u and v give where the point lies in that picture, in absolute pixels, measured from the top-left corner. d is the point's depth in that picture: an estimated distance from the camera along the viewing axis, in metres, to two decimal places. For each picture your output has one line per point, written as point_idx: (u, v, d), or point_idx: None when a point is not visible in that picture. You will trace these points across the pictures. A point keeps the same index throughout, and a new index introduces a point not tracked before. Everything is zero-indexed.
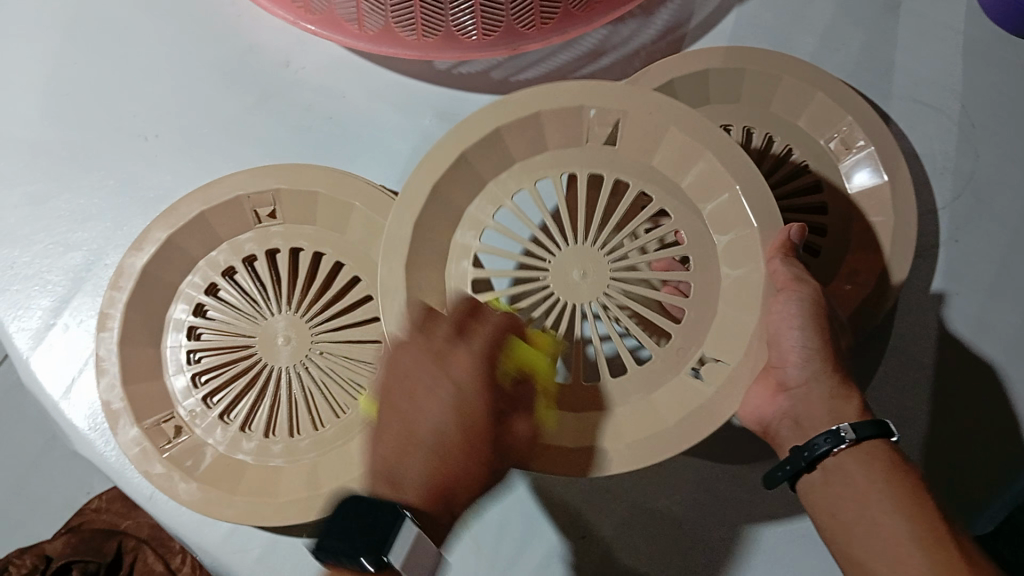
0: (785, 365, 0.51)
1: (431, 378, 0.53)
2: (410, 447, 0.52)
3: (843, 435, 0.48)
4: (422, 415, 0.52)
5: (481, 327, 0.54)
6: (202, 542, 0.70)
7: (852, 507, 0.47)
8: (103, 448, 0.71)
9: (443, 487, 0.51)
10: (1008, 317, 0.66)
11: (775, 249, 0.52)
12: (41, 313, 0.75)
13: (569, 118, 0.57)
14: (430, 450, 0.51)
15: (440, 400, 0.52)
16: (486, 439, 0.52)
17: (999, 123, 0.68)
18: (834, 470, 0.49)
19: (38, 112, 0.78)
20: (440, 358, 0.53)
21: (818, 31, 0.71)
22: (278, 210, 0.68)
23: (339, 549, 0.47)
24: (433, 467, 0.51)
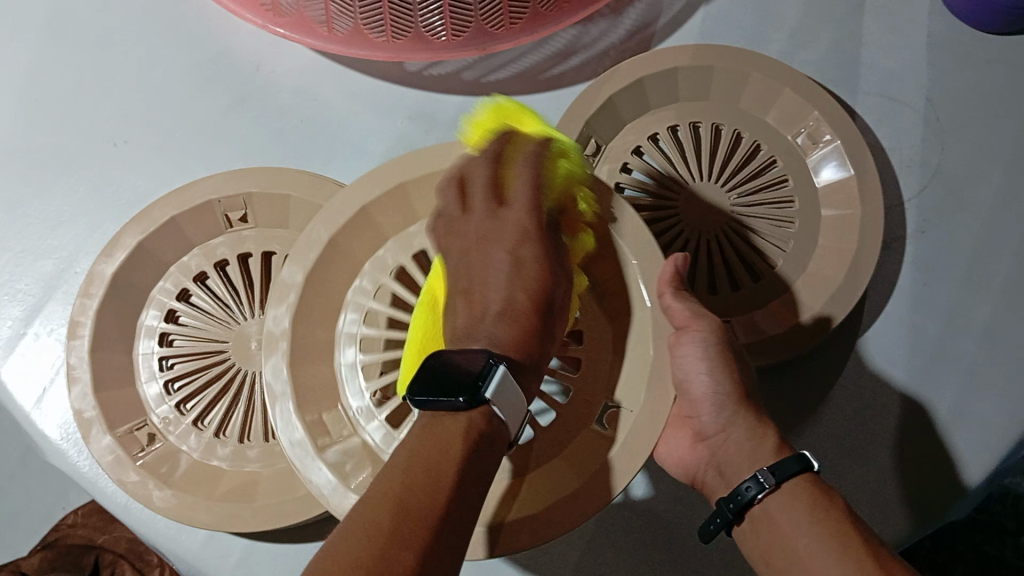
0: (702, 413, 0.55)
1: (492, 250, 0.50)
2: (473, 315, 0.49)
3: (763, 480, 0.50)
4: (482, 286, 0.50)
5: (522, 183, 0.51)
6: (178, 550, 0.69)
7: (782, 553, 0.49)
8: (76, 458, 0.70)
9: (524, 341, 0.48)
10: (976, 307, 0.67)
11: (662, 281, 0.52)
12: (12, 322, 0.74)
13: (437, 184, 0.57)
14: (497, 311, 0.48)
15: (502, 260, 0.50)
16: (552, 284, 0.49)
17: (965, 117, 0.69)
18: (760, 517, 0.50)
19: (7, 120, 0.77)
20: (489, 222, 0.51)
21: (785, 29, 0.72)
22: (250, 214, 0.67)
23: (434, 383, 0.43)
24: (505, 326, 0.48)
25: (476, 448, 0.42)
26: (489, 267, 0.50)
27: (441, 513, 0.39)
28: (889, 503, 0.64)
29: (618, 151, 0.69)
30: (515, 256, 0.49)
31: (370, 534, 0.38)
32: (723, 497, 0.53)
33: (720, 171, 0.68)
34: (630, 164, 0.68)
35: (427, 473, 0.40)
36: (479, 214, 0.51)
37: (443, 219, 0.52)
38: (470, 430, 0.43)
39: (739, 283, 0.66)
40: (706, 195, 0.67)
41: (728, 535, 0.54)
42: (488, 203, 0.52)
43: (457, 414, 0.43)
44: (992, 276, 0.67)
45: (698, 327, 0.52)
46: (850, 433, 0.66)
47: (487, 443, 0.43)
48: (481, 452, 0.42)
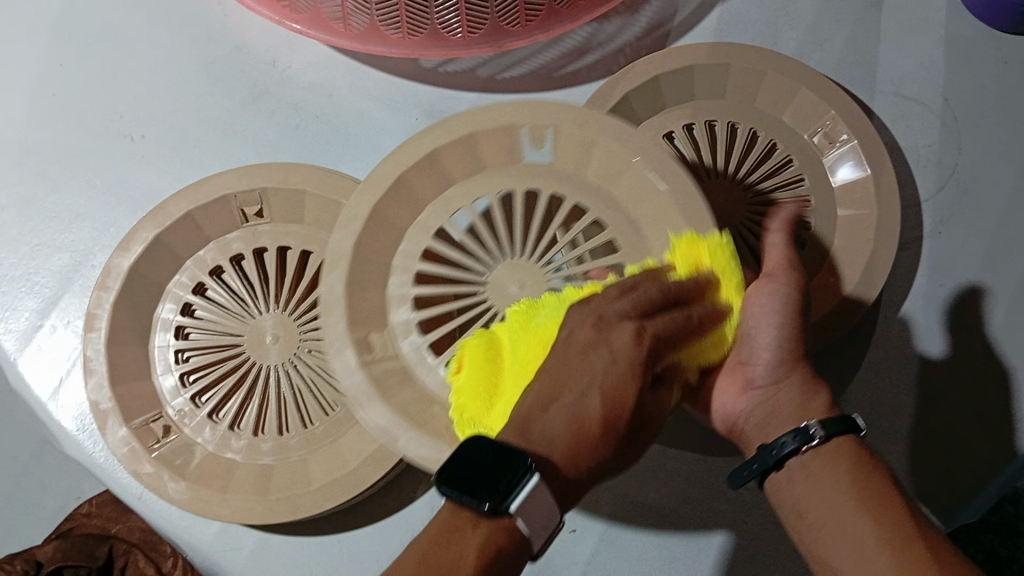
0: (754, 361, 0.52)
1: (580, 343, 0.49)
2: (549, 406, 0.48)
3: (810, 434, 0.48)
4: (556, 378, 0.49)
5: (663, 314, 0.50)
6: (194, 540, 0.71)
7: (816, 504, 0.48)
8: (92, 448, 0.72)
9: (575, 456, 0.47)
10: (992, 307, 0.66)
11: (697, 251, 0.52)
12: (29, 314, 0.75)
13: (501, 139, 0.58)
14: (568, 406, 0.48)
15: (608, 359, 0.48)
16: (624, 413, 0.48)
17: (982, 116, 0.69)
18: (800, 469, 0.49)
19: (25, 114, 0.77)
20: (595, 324, 0.49)
21: (802, 27, 0.72)
22: (266, 209, 0.68)
23: (466, 479, 0.44)
24: (568, 432, 0.47)
25: (490, 557, 0.43)
26: (584, 359, 0.49)
27: None
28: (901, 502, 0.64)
29: None
30: (613, 363, 0.48)
31: None
32: (762, 444, 0.51)
33: (737, 169, 0.68)
34: None
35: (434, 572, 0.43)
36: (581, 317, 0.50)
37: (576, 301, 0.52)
38: (489, 539, 0.44)
39: None
40: (726, 189, 0.67)
41: (759, 486, 0.52)
42: (635, 312, 0.49)
43: (478, 520, 0.44)
44: (1007, 277, 0.67)
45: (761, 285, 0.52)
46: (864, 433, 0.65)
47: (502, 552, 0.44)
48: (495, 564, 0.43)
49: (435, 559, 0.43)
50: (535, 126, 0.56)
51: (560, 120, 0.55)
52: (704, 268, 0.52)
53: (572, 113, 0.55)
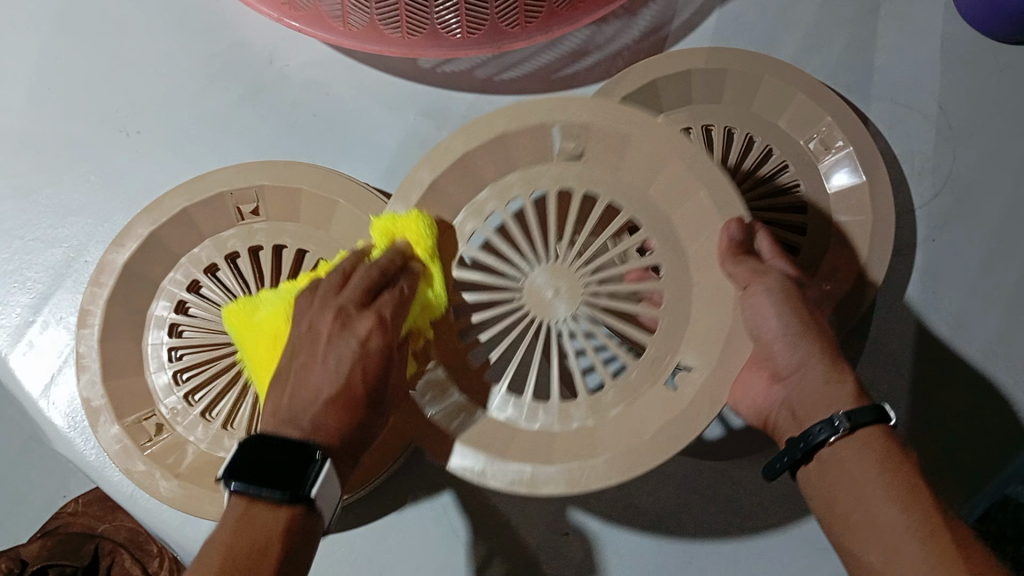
0: (773, 356, 0.52)
1: (324, 337, 0.51)
2: (307, 403, 0.49)
3: (836, 424, 0.48)
4: (313, 368, 0.51)
5: (387, 294, 0.53)
6: (184, 539, 0.70)
7: (845, 492, 0.47)
8: (83, 446, 0.71)
9: (344, 434, 0.49)
10: (984, 314, 0.67)
11: (722, 251, 0.52)
12: (21, 310, 0.74)
13: (536, 138, 0.56)
14: (324, 390, 0.50)
15: (342, 349, 0.50)
16: (377, 390, 0.51)
17: (976, 125, 0.70)
18: (829, 459, 0.49)
19: (19, 107, 0.77)
20: (337, 316, 0.52)
21: (799, 33, 0.72)
22: (262, 206, 0.67)
23: (258, 474, 0.46)
24: (329, 414, 0.49)
25: (293, 538, 0.45)
26: (339, 350, 0.51)
27: None
28: None
29: None
30: (368, 341, 0.51)
31: None
32: (795, 436, 0.51)
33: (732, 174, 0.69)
34: None
35: (246, 561, 0.43)
36: (308, 319, 0.53)
37: (326, 287, 0.54)
38: (291, 523, 0.46)
39: None
40: None
41: (791, 476, 0.52)
42: (350, 307, 0.52)
43: (276, 506, 0.46)
44: (999, 285, 0.68)
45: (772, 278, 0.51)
46: None
47: (302, 530, 0.46)
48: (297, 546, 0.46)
49: (241, 549, 0.44)
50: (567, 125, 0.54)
51: (604, 116, 0.53)
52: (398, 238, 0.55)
53: (610, 108, 0.53)
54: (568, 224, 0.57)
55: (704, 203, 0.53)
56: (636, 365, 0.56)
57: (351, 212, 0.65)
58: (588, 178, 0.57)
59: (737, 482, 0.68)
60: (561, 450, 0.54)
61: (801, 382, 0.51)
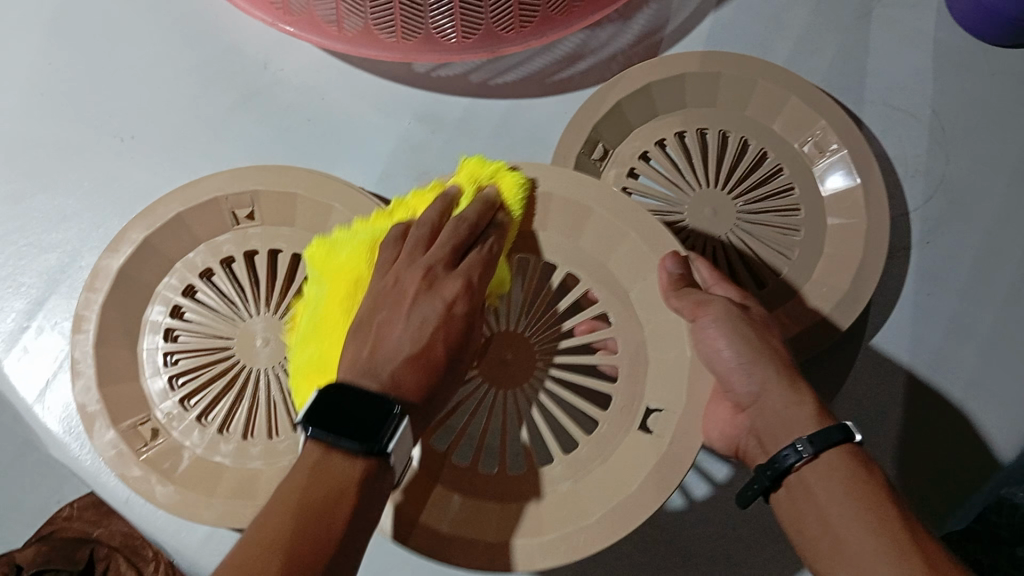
0: (732, 385, 0.53)
1: (409, 296, 0.52)
2: (388, 361, 0.50)
3: (800, 449, 0.48)
4: (395, 327, 0.51)
5: (475, 253, 0.54)
6: (179, 545, 0.72)
7: (815, 519, 0.48)
8: (78, 451, 0.71)
9: (425, 390, 0.50)
10: (978, 317, 0.67)
11: (664, 289, 0.53)
12: (15, 315, 0.74)
13: None
14: (407, 347, 0.50)
15: (427, 308, 0.51)
16: (457, 352, 0.52)
17: (968, 128, 0.70)
18: (798, 485, 0.49)
19: (14, 112, 0.77)
20: (424, 278, 0.52)
21: (792, 37, 0.72)
22: (257, 211, 0.67)
23: (336, 420, 0.45)
24: (412, 373, 0.50)
25: (365, 490, 0.45)
26: (426, 310, 0.52)
27: (333, 550, 0.43)
28: None
29: (624, 158, 0.69)
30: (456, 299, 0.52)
31: (265, 548, 0.41)
32: (763, 461, 0.51)
33: (725, 179, 0.68)
34: (638, 169, 0.69)
35: (321, 508, 0.43)
36: (391, 279, 0.53)
37: (411, 246, 0.54)
38: (366, 474, 0.45)
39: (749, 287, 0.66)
40: (712, 201, 0.67)
41: (765, 500, 0.52)
42: (439, 266, 0.53)
43: (353, 456, 0.45)
44: (992, 288, 0.68)
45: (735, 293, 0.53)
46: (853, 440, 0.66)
47: (375, 483, 0.46)
48: (367, 494, 0.45)
49: (315, 499, 0.44)
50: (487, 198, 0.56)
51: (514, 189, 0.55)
52: (492, 187, 0.55)
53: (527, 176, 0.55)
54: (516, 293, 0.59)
55: (638, 244, 0.54)
56: (608, 419, 0.56)
57: (345, 217, 0.64)
58: (523, 244, 0.57)
59: (733, 483, 0.68)
60: (550, 520, 0.53)
61: (764, 407, 0.51)
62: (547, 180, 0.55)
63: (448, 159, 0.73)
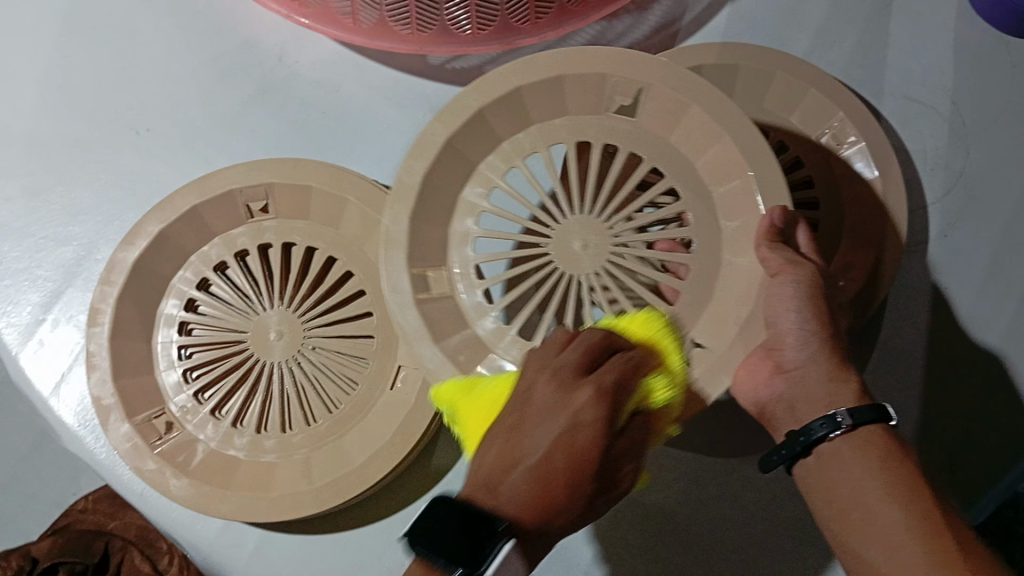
0: (783, 347, 0.51)
1: (541, 393, 0.48)
2: (527, 458, 0.45)
3: (840, 420, 0.48)
4: (524, 430, 0.47)
5: (616, 357, 0.49)
6: (194, 539, 0.70)
7: (843, 489, 0.48)
8: (93, 445, 0.71)
9: (539, 508, 0.44)
10: (999, 313, 0.66)
11: (761, 237, 0.51)
12: (31, 308, 0.74)
13: (592, 87, 0.57)
14: (531, 466, 0.45)
15: (552, 425, 0.46)
16: (586, 474, 0.45)
17: (990, 121, 0.69)
18: (831, 455, 0.49)
19: (29, 105, 0.77)
20: (557, 379, 0.48)
21: (812, 28, 0.71)
22: (271, 205, 0.67)
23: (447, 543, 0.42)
24: (530, 493, 0.44)
25: None
26: (553, 414, 0.46)
27: None
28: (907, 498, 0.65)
29: None
30: (585, 458, 0.45)
31: None
32: (793, 430, 0.51)
33: None
34: None
35: None
36: (527, 382, 0.49)
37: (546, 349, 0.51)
38: None
39: None
40: None
41: (787, 471, 0.52)
42: (567, 382, 0.48)
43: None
44: (1015, 283, 0.67)
45: (792, 273, 0.50)
46: None
47: None
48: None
49: None
50: (623, 79, 0.55)
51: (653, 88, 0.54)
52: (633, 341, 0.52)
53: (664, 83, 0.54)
54: (610, 181, 0.57)
55: (747, 187, 0.53)
56: None
57: (360, 209, 0.64)
58: (634, 138, 0.57)
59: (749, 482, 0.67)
60: None
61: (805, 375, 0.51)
62: (686, 91, 0.53)
63: None
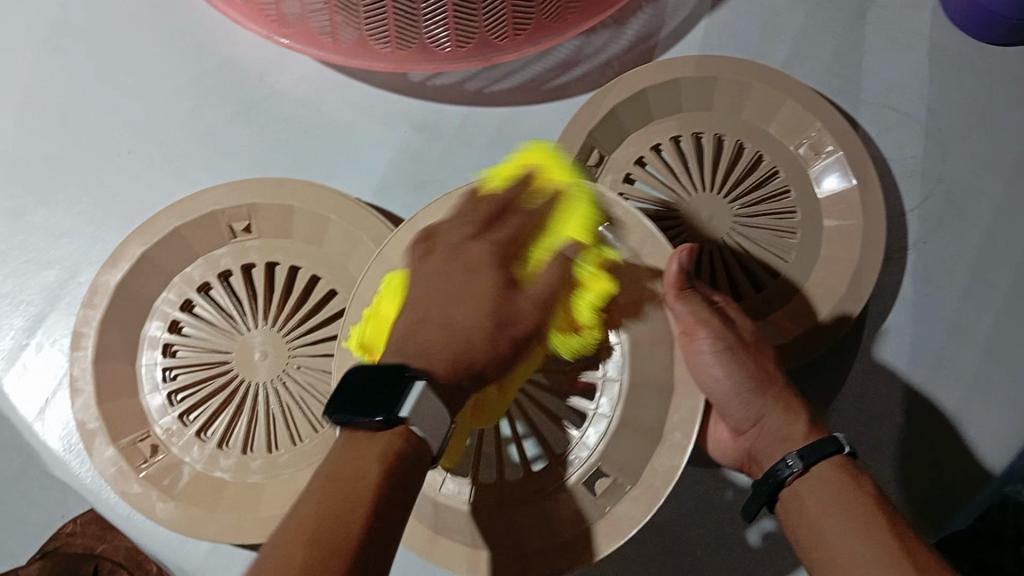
0: (732, 412, 0.55)
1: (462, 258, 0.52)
2: (449, 336, 0.48)
3: (791, 463, 0.50)
4: (439, 290, 0.51)
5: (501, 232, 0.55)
6: (181, 560, 0.70)
7: (807, 530, 0.48)
8: (79, 468, 0.71)
9: (461, 365, 0.47)
10: (978, 318, 0.67)
11: (671, 284, 0.54)
12: (14, 332, 0.74)
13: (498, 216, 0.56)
14: (446, 325, 0.49)
15: (466, 293, 0.50)
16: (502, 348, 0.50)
17: (967, 127, 0.70)
18: (791, 498, 0.50)
19: (11, 128, 0.77)
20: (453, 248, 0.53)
21: (787, 39, 0.72)
22: (253, 224, 0.67)
23: (351, 403, 0.44)
24: (449, 347, 0.48)
25: (403, 465, 0.43)
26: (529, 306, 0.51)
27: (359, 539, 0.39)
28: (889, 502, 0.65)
29: (621, 161, 0.68)
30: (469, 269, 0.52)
31: (317, 524, 0.39)
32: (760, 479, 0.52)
33: (722, 183, 0.67)
34: (634, 174, 0.68)
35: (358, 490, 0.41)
36: (450, 248, 0.53)
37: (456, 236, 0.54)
38: (405, 443, 0.43)
39: (761, 281, 0.66)
40: (709, 204, 0.67)
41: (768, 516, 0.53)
42: (505, 265, 0.53)
43: (379, 432, 0.43)
44: (994, 287, 0.68)
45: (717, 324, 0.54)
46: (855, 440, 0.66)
47: (414, 458, 0.43)
48: (411, 477, 0.43)
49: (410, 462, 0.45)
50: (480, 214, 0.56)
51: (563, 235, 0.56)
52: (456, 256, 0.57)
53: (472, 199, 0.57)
54: None
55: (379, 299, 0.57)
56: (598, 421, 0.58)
57: (344, 227, 0.65)
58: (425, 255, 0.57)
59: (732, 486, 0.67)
60: (576, 521, 0.55)
61: (763, 431, 0.53)
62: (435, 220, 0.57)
63: (446, 170, 0.73)
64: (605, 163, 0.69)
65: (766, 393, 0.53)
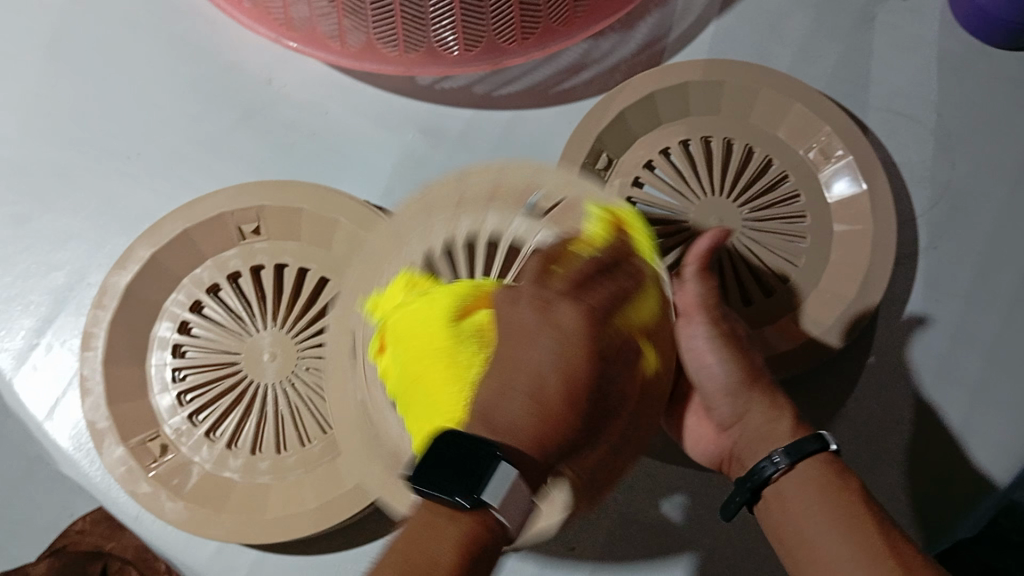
0: (717, 405, 0.55)
1: (549, 318, 0.48)
2: (527, 408, 0.46)
3: (778, 460, 0.50)
4: (517, 353, 0.48)
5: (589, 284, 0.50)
6: (190, 561, 0.71)
7: (790, 524, 0.49)
8: (89, 468, 0.72)
9: (544, 442, 0.45)
10: (985, 322, 0.67)
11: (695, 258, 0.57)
12: (24, 333, 0.74)
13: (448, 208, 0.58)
14: (527, 395, 0.46)
15: (545, 357, 0.47)
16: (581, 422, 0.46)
17: (974, 131, 0.70)
18: (774, 495, 0.51)
19: (20, 132, 0.77)
20: (538, 301, 0.49)
21: (794, 44, 0.72)
22: (263, 227, 0.67)
23: (437, 479, 0.44)
24: (526, 421, 0.46)
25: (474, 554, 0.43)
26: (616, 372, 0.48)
27: None
28: (896, 508, 0.64)
29: (629, 165, 0.69)
30: (556, 330, 0.48)
31: None
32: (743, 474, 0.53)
33: (731, 186, 0.67)
34: (641, 178, 0.68)
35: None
36: (536, 301, 0.49)
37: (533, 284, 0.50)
38: (474, 532, 0.44)
39: (770, 286, 0.66)
40: (716, 209, 0.67)
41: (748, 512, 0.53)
42: (596, 328, 0.48)
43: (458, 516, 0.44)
44: (1001, 292, 0.67)
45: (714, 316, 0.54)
46: (862, 444, 0.66)
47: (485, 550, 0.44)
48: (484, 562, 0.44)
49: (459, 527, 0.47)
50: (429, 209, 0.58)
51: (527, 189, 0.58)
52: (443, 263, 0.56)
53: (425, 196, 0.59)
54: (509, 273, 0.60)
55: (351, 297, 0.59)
56: None
57: (351, 230, 0.65)
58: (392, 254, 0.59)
59: None
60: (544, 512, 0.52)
61: (747, 426, 0.54)
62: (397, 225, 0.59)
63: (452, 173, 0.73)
64: (613, 167, 0.69)
65: (752, 387, 0.54)
